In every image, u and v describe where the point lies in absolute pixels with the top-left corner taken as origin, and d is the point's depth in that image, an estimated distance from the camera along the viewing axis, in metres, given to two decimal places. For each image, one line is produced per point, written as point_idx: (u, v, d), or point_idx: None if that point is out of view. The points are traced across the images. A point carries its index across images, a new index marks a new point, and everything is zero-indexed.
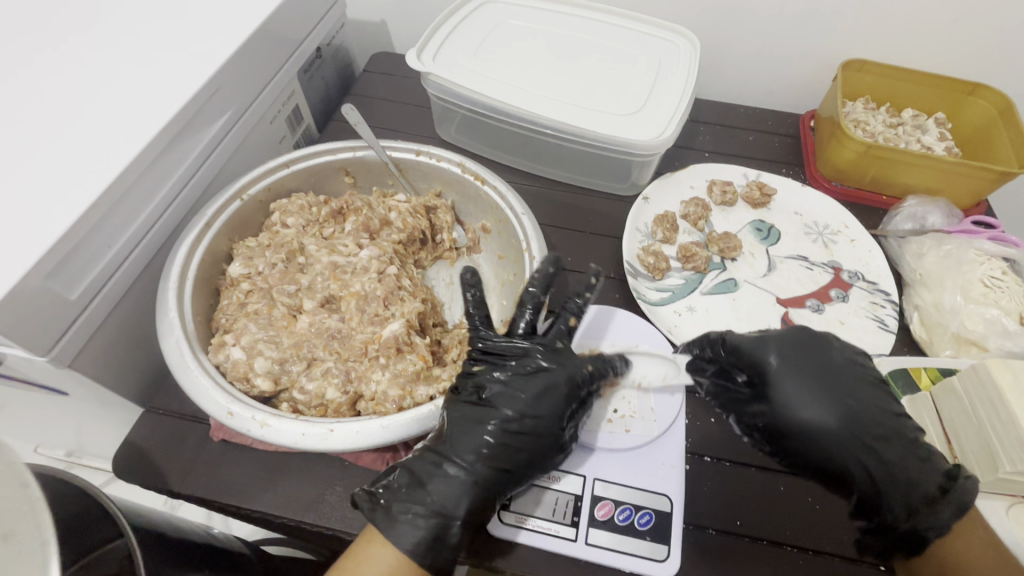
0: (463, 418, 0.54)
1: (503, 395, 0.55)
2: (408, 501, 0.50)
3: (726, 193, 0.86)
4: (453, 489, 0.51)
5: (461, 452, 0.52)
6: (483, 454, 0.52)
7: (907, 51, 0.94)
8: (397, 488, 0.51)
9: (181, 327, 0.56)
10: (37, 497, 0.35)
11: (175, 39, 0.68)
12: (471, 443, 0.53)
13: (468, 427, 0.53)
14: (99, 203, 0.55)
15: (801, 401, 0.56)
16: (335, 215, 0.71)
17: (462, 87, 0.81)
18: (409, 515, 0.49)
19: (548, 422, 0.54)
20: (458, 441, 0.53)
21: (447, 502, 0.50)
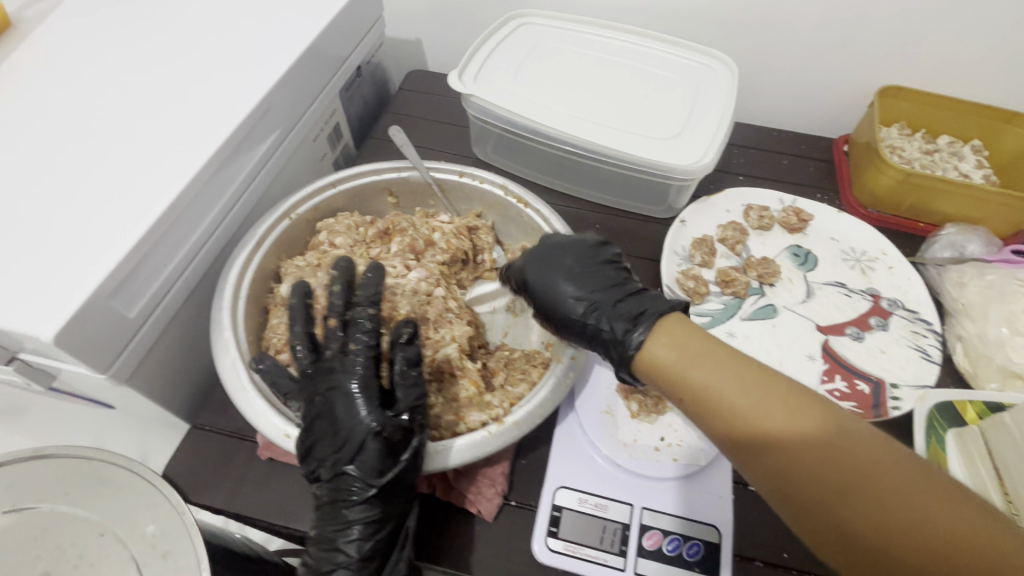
0: (330, 412, 0.51)
1: (339, 378, 0.53)
2: (336, 501, 0.50)
3: (763, 218, 0.86)
4: (361, 472, 0.50)
5: (348, 440, 0.51)
6: (373, 442, 0.50)
7: (943, 78, 0.94)
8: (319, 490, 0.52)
9: (236, 346, 0.56)
10: (190, 524, 0.52)
11: (229, 60, 0.70)
12: (355, 430, 0.51)
13: (341, 419, 0.51)
14: (160, 222, 0.56)
15: (555, 288, 0.61)
16: (381, 234, 0.71)
17: (503, 109, 0.82)
18: (349, 511, 0.50)
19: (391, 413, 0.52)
20: (336, 430, 0.51)
21: (364, 487, 0.50)
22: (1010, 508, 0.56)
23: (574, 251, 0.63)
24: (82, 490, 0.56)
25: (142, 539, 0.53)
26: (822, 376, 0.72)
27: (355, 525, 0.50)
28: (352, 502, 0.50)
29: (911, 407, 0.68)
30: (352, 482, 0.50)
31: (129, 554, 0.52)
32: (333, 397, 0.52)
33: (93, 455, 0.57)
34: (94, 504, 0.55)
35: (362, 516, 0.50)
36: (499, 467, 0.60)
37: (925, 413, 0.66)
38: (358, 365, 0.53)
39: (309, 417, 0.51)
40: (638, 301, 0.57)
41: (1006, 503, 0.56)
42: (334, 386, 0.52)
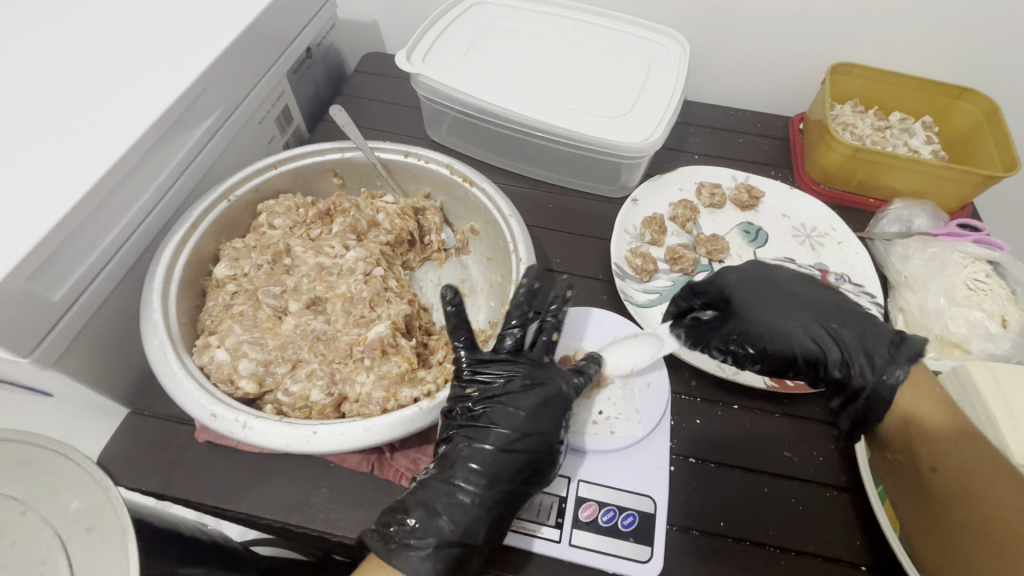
0: (540, 404, 0.56)
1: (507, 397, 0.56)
2: (478, 469, 0.53)
3: (714, 195, 0.86)
4: (521, 462, 0.54)
5: (517, 430, 0.55)
6: (553, 447, 0.55)
7: (894, 56, 0.95)
8: (457, 452, 0.54)
9: (165, 328, 0.55)
10: (114, 500, 0.53)
11: (160, 39, 0.68)
12: (518, 424, 0.55)
13: (531, 410, 0.55)
14: (83, 204, 0.54)
15: (778, 320, 0.61)
16: (322, 215, 0.71)
17: (451, 88, 0.81)
18: (468, 480, 0.52)
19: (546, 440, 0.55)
20: (522, 417, 0.55)
21: (492, 469, 0.53)
22: None
23: (788, 276, 0.65)
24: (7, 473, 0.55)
25: (67, 516, 0.53)
26: None
27: (480, 499, 0.52)
28: (485, 477, 0.52)
29: None
30: (501, 462, 0.53)
31: (53, 531, 0.53)
32: (530, 391, 0.56)
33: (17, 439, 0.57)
34: (18, 486, 0.55)
35: (483, 493, 0.52)
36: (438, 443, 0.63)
37: None
38: (569, 385, 0.58)
39: (500, 396, 0.56)
40: (858, 338, 0.58)
41: None
42: (539, 381, 0.57)
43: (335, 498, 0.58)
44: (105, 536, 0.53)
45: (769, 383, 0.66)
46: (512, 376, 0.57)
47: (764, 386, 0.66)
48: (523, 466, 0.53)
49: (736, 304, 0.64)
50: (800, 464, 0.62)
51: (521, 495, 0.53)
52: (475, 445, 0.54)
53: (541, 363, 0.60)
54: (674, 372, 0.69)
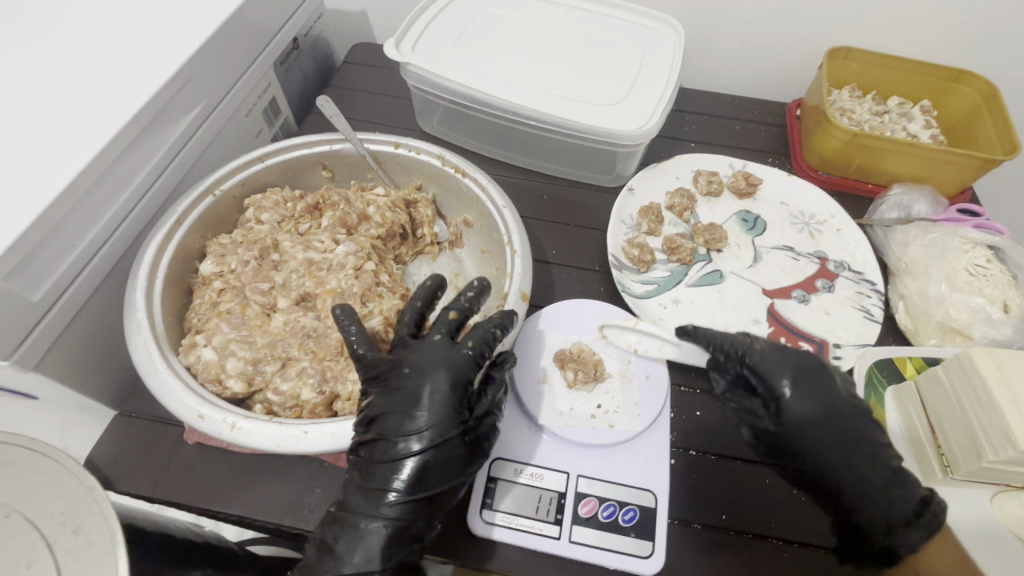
0: (435, 397, 0.51)
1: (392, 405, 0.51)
2: (376, 489, 0.49)
3: (712, 183, 0.85)
4: (423, 466, 0.49)
5: (410, 433, 0.50)
6: (452, 441, 0.50)
7: (892, 39, 0.93)
8: (356, 474, 0.51)
9: (150, 327, 0.54)
10: (101, 501, 0.52)
11: (138, 29, 0.66)
12: (411, 429, 0.50)
13: (425, 406, 0.50)
14: (61, 200, 0.53)
15: (824, 444, 0.56)
16: (311, 209, 0.68)
17: (442, 77, 0.79)
18: (368, 502, 0.49)
19: (450, 440, 0.50)
20: (416, 418, 0.50)
21: (391, 482, 0.49)
22: (944, 460, 0.57)
23: (845, 394, 0.58)
24: None
25: (53, 517, 0.52)
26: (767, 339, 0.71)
27: (381, 518, 0.49)
28: (384, 495, 0.49)
29: (852, 364, 0.68)
30: (401, 474, 0.49)
31: (39, 533, 0.51)
32: (419, 382, 0.51)
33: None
34: (1, 488, 0.53)
35: (384, 513, 0.49)
36: None
37: (865, 371, 0.67)
38: (460, 360, 0.53)
39: (388, 401, 0.51)
40: (886, 484, 0.55)
41: (940, 457, 0.57)
42: (425, 370, 0.52)
43: (330, 499, 0.56)
44: (94, 539, 0.51)
45: None
46: (398, 370, 0.52)
47: None
48: (427, 478, 0.49)
49: (795, 409, 0.56)
50: None
51: (427, 506, 0.50)
52: (371, 462, 0.50)
53: (430, 344, 0.54)
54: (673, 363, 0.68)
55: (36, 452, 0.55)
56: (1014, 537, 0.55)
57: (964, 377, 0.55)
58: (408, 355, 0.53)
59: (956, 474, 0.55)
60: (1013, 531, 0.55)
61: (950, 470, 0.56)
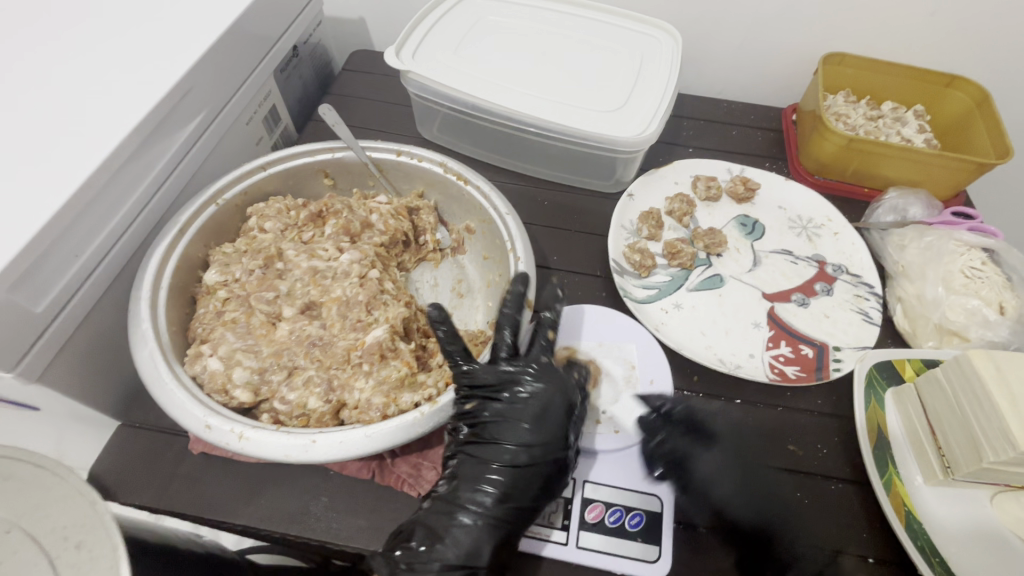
0: (542, 413, 0.55)
1: (504, 413, 0.55)
2: (480, 490, 0.53)
3: (710, 188, 0.86)
4: (521, 475, 0.53)
5: (518, 444, 0.54)
6: (558, 460, 0.54)
7: (885, 45, 0.95)
8: (462, 473, 0.54)
9: (155, 338, 0.53)
10: (105, 513, 0.52)
11: (139, 40, 0.66)
12: (518, 439, 0.55)
13: (534, 419, 0.55)
14: (65, 211, 0.52)
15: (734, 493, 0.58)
16: (314, 217, 0.68)
17: (443, 85, 0.80)
18: (472, 502, 0.52)
19: (555, 450, 0.54)
20: (526, 430, 0.55)
21: (494, 487, 0.53)
22: (944, 461, 0.58)
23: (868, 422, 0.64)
24: None
25: (55, 532, 0.52)
26: (768, 342, 0.72)
27: (479, 517, 0.52)
28: (487, 495, 0.52)
29: (851, 367, 0.68)
30: (502, 481, 0.53)
31: (40, 548, 0.51)
32: (530, 398, 0.56)
33: (1, 455, 0.56)
34: (4, 501, 0.53)
35: (488, 515, 0.52)
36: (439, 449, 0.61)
37: (865, 373, 0.67)
38: (570, 387, 0.58)
39: (500, 411, 0.56)
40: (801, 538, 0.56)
41: (939, 458, 0.58)
42: (542, 386, 0.56)
43: (337, 507, 0.56)
44: (99, 551, 0.51)
45: (772, 375, 0.68)
46: (511, 385, 0.57)
47: (767, 377, 0.67)
48: (535, 482, 0.53)
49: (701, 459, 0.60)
50: (805, 459, 0.62)
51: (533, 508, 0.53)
52: (477, 463, 0.54)
53: (540, 364, 0.59)
54: (676, 368, 0.69)
55: (39, 465, 0.55)
56: (1014, 535, 0.56)
57: (964, 378, 0.56)
58: (523, 370, 0.57)
59: (956, 475, 0.56)
60: (1013, 529, 0.56)
61: (950, 471, 0.57)
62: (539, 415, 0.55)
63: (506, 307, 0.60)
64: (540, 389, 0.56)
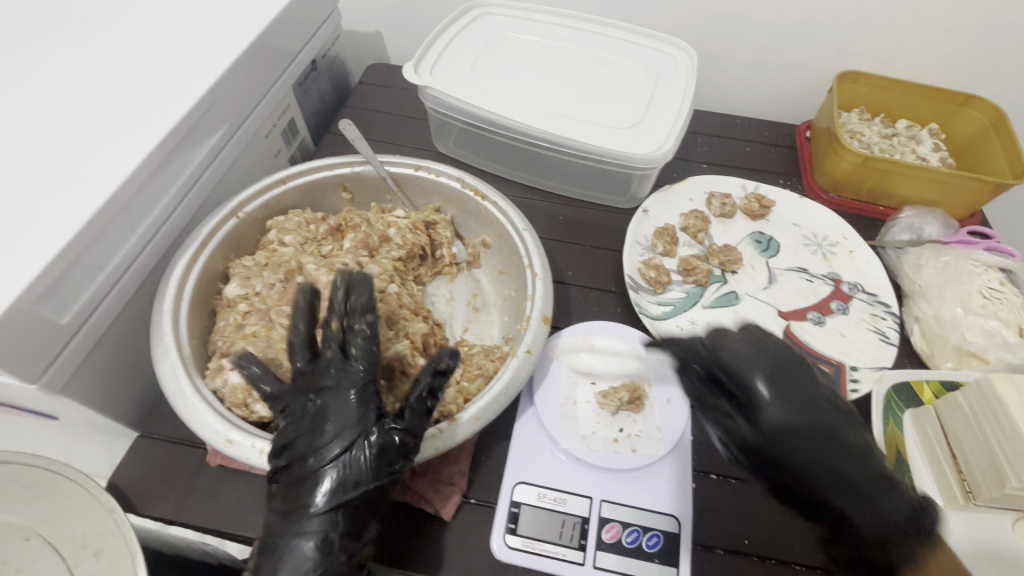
0: (361, 411, 0.49)
1: (328, 417, 0.49)
2: (303, 502, 0.47)
3: (725, 206, 0.86)
4: (342, 479, 0.47)
5: (325, 444, 0.48)
6: (359, 452, 0.48)
7: (899, 64, 0.95)
8: (283, 486, 0.49)
9: (177, 350, 0.54)
10: (121, 523, 0.52)
11: (166, 54, 0.67)
12: (333, 441, 0.48)
13: (336, 413, 0.49)
14: (91, 223, 0.53)
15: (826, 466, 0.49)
16: (333, 231, 0.69)
17: (462, 100, 0.81)
18: (305, 512, 0.47)
19: (358, 445, 0.48)
20: (332, 431, 0.49)
21: (318, 492, 0.47)
22: (965, 486, 0.57)
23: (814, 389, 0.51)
24: (8, 497, 0.54)
25: (73, 540, 0.52)
26: None
27: (314, 532, 0.46)
28: (315, 502, 0.47)
29: (869, 389, 0.68)
30: (322, 486, 0.47)
31: (58, 557, 0.51)
32: (329, 399, 0.50)
33: (22, 464, 0.56)
34: (25, 510, 0.53)
35: (312, 524, 0.46)
36: (456, 465, 0.59)
37: (883, 395, 0.67)
38: (355, 374, 0.51)
39: (295, 423, 0.50)
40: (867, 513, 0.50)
41: (961, 483, 0.57)
42: (337, 386, 0.51)
43: None
44: (114, 562, 0.51)
45: None
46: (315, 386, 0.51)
47: None
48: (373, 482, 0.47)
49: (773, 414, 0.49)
50: None
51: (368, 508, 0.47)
52: (299, 474, 0.48)
53: (342, 359, 0.52)
54: None
55: (59, 474, 0.55)
56: None
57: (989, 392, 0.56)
58: (322, 370, 0.52)
59: (978, 500, 0.56)
60: None
61: (972, 496, 0.56)
62: (340, 413, 0.49)
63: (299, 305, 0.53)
64: (328, 387, 0.50)
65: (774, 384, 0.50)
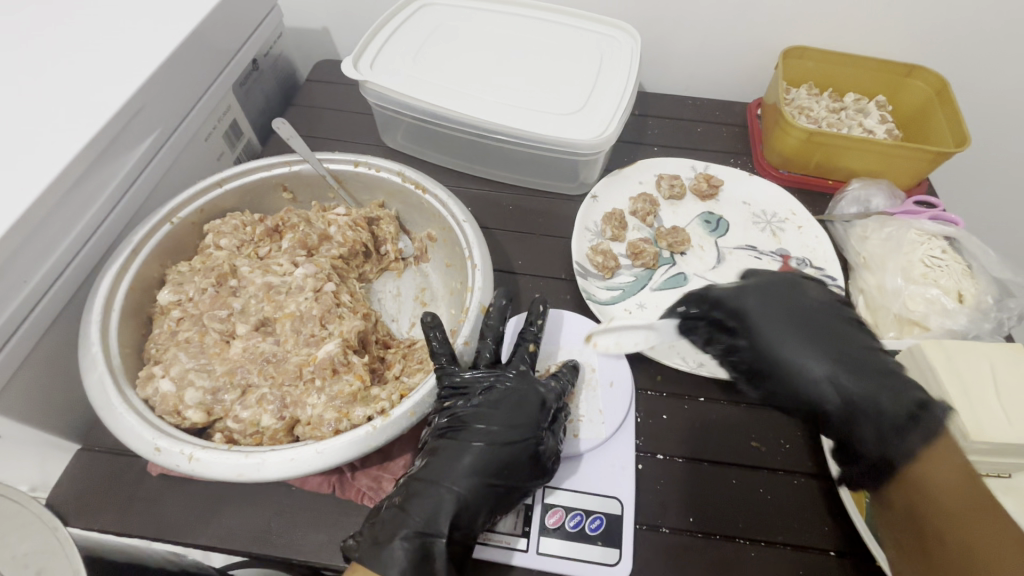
0: (518, 399, 0.59)
1: (489, 413, 0.58)
2: (458, 468, 0.55)
3: (674, 187, 0.86)
4: (493, 460, 0.55)
5: (489, 429, 0.57)
6: (529, 441, 0.56)
7: (845, 39, 0.95)
8: (442, 454, 0.56)
9: (104, 361, 0.53)
10: (66, 541, 0.52)
11: (87, 58, 0.65)
12: (498, 422, 0.57)
13: (502, 410, 0.58)
14: (9, 237, 0.52)
15: (797, 351, 0.55)
16: (270, 232, 0.69)
17: (402, 94, 0.79)
18: (447, 477, 0.54)
19: (531, 436, 0.57)
20: (503, 415, 0.58)
21: (472, 461, 0.55)
22: None
23: (815, 301, 0.58)
24: None
25: (15, 559, 0.51)
26: None
27: (445, 499, 0.53)
28: (463, 474, 0.54)
29: None
30: (479, 457, 0.55)
31: None
32: (505, 398, 0.59)
33: None
34: None
35: (462, 486, 0.54)
36: (400, 461, 0.61)
37: None
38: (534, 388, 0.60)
39: (475, 414, 0.58)
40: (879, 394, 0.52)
41: None
42: (513, 383, 0.60)
43: (297, 522, 0.56)
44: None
45: None
46: (487, 388, 0.60)
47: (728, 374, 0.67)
48: (506, 467, 0.55)
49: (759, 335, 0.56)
50: (768, 454, 0.62)
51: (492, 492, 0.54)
52: (459, 445, 0.56)
53: (520, 366, 0.63)
54: (642, 369, 0.69)
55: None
56: None
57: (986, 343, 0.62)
58: (501, 371, 0.61)
59: None
60: None
61: None
62: (485, 409, 0.58)
63: (491, 318, 0.63)
64: (484, 392, 0.59)
65: (764, 311, 0.57)
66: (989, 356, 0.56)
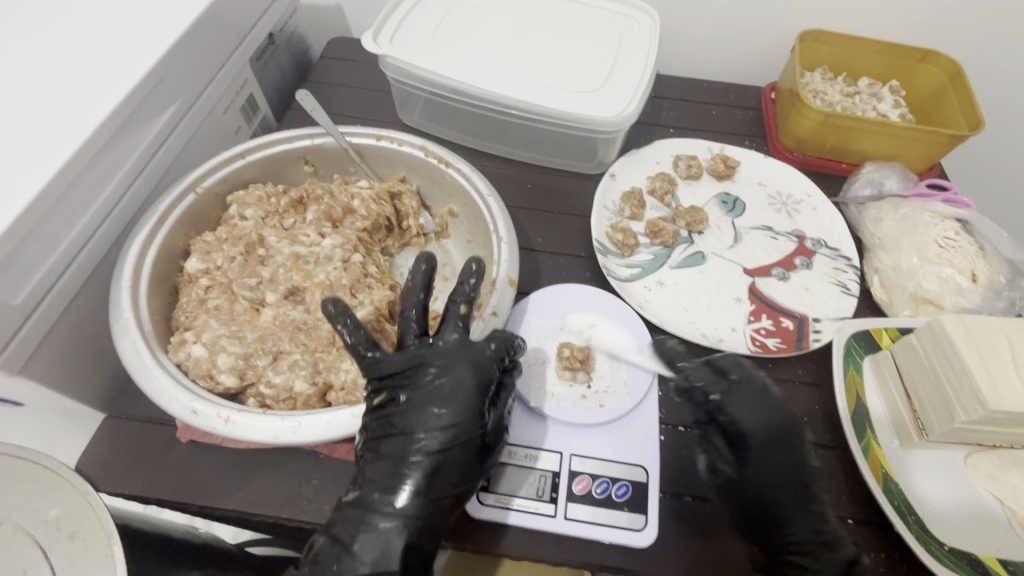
0: (451, 394, 0.53)
1: (421, 408, 0.53)
2: (393, 486, 0.51)
3: (691, 167, 0.87)
4: (435, 467, 0.51)
5: (423, 432, 0.52)
6: (473, 440, 0.52)
7: (861, 23, 0.96)
8: (373, 472, 0.52)
9: (137, 326, 0.54)
10: (99, 504, 0.49)
11: (109, 25, 0.65)
12: (429, 425, 0.52)
13: (439, 408, 0.53)
14: (37, 202, 0.52)
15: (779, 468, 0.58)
16: (295, 203, 0.70)
17: (422, 68, 0.79)
18: (382, 500, 0.50)
19: (471, 428, 0.52)
20: (437, 414, 0.52)
21: (406, 478, 0.51)
22: (917, 423, 0.60)
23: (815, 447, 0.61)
24: None
25: (47, 523, 0.48)
26: (749, 316, 0.73)
27: (398, 517, 0.50)
28: (398, 487, 0.51)
29: (830, 337, 0.70)
30: (416, 471, 0.51)
31: (33, 540, 0.47)
32: (440, 380, 0.53)
33: None
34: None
35: (399, 511, 0.50)
36: None
37: (844, 343, 0.68)
38: (483, 359, 0.55)
39: (406, 405, 0.53)
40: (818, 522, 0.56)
41: (914, 421, 0.60)
42: (448, 369, 0.54)
43: (328, 489, 0.57)
44: (92, 540, 0.48)
45: (753, 348, 0.69)
46: (417, 372, 0.54)
47: (748, 350, 0.69)
48: (458, 470, 0.51)
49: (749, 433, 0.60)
50: None
51: (451, 500, 0.51)
52: (389, 457, 0.52)
53: (449, 342, 0.56)
54: None
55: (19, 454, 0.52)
56: (988, 493, 0.59)
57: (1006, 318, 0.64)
58: (430, 354, 0.55)
59: (930, 436, 0.58)
60: (985, 486, 0.59)
61: (925, 432, 0.59)
62: (425, 404, 0.53)
63: (416, 278, 0.57)
64: (413, 385, 0.54)
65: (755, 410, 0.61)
66: (1006, 330, 0.57)
